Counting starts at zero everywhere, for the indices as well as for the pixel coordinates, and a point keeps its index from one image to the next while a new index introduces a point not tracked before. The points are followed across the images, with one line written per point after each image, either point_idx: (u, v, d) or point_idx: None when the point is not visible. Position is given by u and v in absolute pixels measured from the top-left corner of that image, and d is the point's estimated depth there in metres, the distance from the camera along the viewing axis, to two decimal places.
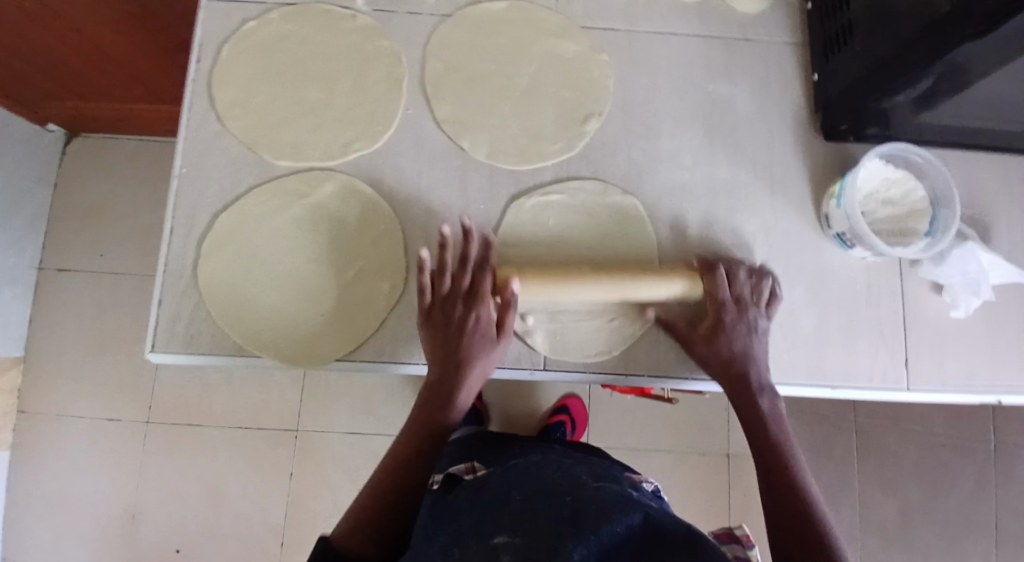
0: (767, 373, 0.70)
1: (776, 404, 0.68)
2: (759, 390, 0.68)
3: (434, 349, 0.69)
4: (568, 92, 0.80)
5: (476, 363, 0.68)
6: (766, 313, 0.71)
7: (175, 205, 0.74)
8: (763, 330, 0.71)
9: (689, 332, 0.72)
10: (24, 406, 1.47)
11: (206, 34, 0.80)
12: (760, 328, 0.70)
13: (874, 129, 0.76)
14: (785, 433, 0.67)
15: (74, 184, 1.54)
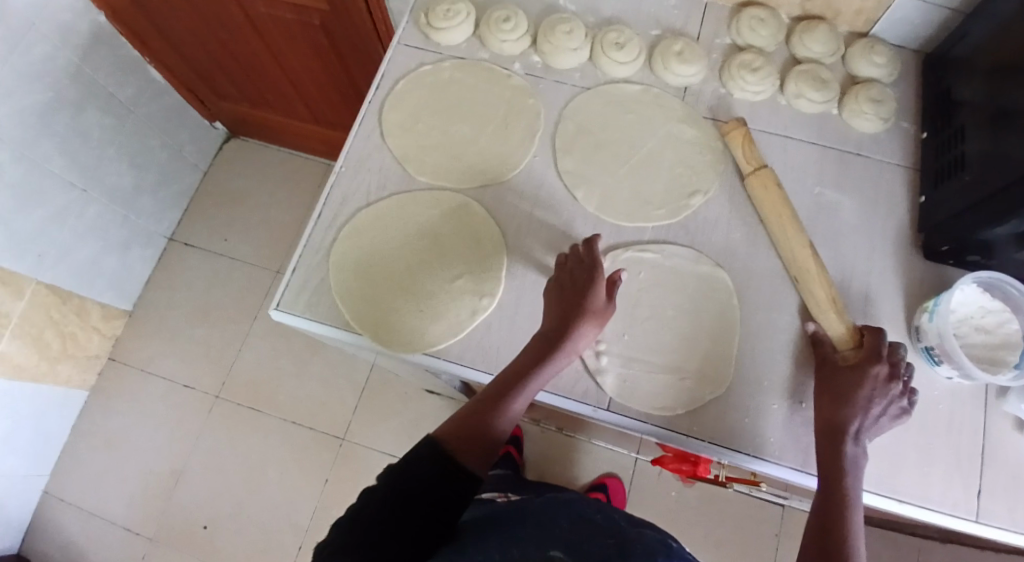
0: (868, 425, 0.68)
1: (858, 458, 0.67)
2: (851, 438, 0.67)
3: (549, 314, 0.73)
4: (683, 170, 0.88)
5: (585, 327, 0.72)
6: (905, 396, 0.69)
7: (327, 194, 0.87)
8: (892, 400, 0.68)
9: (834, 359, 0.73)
10: (116, 355, 1.62)
11: (386, 66, 0.94)
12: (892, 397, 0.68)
13: (975, 256, 0.78)
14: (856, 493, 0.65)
15: (221, 174, 1.76)
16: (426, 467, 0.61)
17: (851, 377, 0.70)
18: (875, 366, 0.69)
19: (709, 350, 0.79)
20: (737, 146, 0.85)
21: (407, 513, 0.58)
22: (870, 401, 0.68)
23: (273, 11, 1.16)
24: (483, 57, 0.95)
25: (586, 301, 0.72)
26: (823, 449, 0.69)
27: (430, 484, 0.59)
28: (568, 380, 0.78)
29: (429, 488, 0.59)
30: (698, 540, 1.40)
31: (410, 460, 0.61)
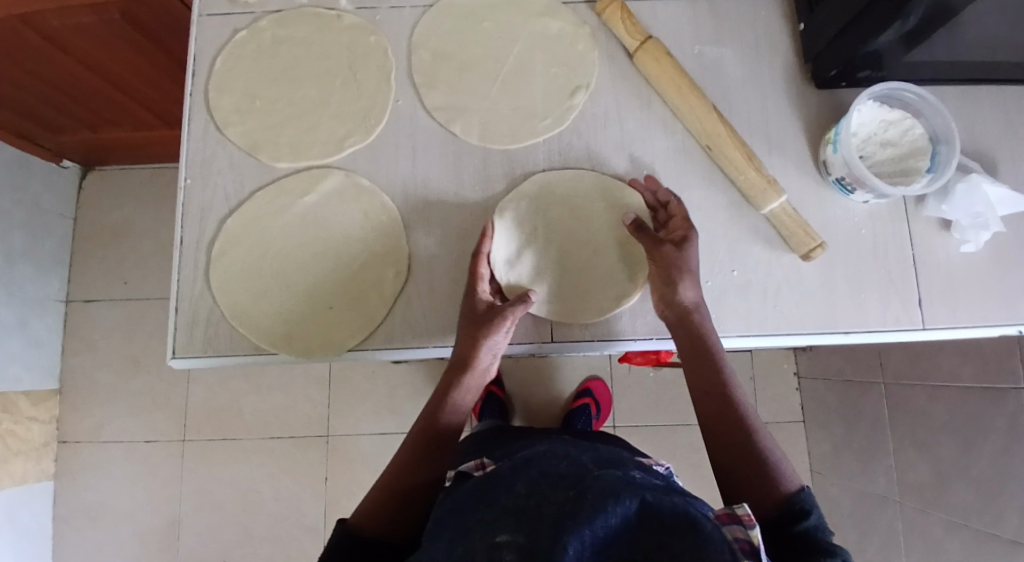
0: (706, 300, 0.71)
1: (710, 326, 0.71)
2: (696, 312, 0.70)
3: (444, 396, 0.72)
4: (556, 68, 0.81)
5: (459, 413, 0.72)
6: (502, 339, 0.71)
7: (183, 213, 0.77)
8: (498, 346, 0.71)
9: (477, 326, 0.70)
10: (63, 435, 1.50)
11: (197, 47, 0.82)
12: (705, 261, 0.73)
13: (865, 72, 0.75)
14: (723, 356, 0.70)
15: (93, 214, 1.58)
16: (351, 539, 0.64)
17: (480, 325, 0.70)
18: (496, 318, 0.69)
19: (630, 244, 0.76)
20: (616, 23, 0.79)
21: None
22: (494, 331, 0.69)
23: (67, 21, 0.99)
24: (304, 3, 0.83)
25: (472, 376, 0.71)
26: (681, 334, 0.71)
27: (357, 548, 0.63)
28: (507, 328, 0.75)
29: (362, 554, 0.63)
30: (687, 410, 1.49)
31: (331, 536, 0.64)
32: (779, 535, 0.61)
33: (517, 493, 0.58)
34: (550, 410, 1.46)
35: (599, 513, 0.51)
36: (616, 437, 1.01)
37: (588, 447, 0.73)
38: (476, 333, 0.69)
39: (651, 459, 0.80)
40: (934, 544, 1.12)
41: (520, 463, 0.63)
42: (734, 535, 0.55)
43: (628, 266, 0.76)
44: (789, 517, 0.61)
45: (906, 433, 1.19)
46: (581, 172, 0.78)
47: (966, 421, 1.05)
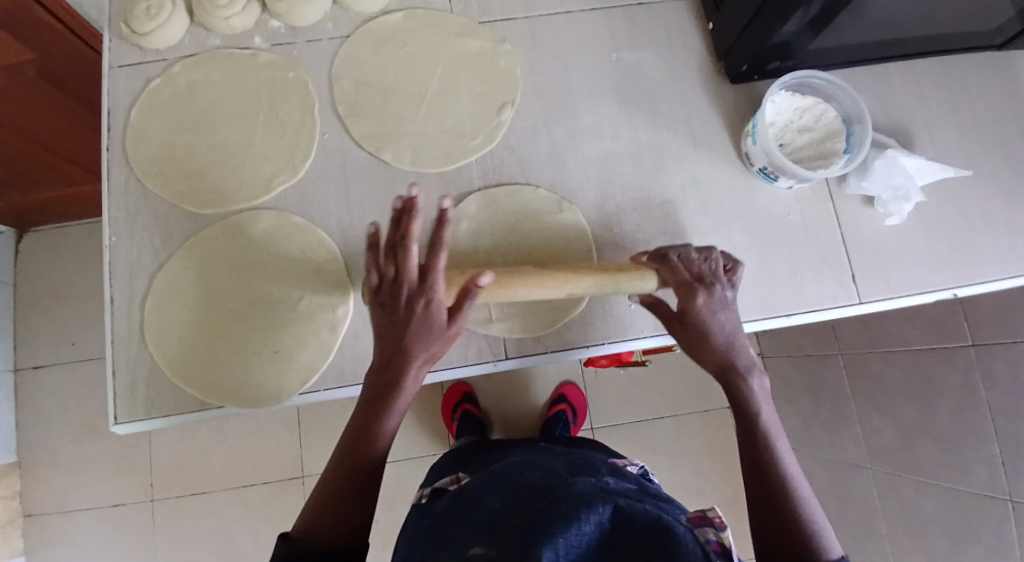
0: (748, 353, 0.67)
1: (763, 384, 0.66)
2: (746, 373, 0.66)
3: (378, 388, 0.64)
4: (480, 86, 0.81)
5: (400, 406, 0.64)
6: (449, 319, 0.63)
7: (110, 273, 0.75)
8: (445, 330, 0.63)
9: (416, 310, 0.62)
10: (27, 510, 1.43)
11: (109, 100, 0.79)
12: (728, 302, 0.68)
13: (775, 64, 0.77)
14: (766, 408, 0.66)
15: (35, 277, 1.52)
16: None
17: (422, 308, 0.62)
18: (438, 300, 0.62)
19: (572, 252, 0.76)
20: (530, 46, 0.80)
21: None
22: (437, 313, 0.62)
23: None
24: (217, 46, 0.82)
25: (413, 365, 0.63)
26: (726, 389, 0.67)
27: None
28: (457, 349, 0.74)
29: None
30: (660, 402, 1.50)
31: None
32: None
33: (492, 508, 0.58)
34: (526, 420, 1.45)
35: (571, 523, 0.51)
36: (590, 438, 1.01)
37: (562, 453, 0.74)
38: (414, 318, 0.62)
39: (624, 459, 0.81)
40: (908, 506, 1.14)
41: (494, 477, 0.64)
42: (706, 537, 0.58)
43: None
44: None
45: (868, 400, 1.21)
46: (518, 187, 0.78)
47: (923, 384, 1.08)
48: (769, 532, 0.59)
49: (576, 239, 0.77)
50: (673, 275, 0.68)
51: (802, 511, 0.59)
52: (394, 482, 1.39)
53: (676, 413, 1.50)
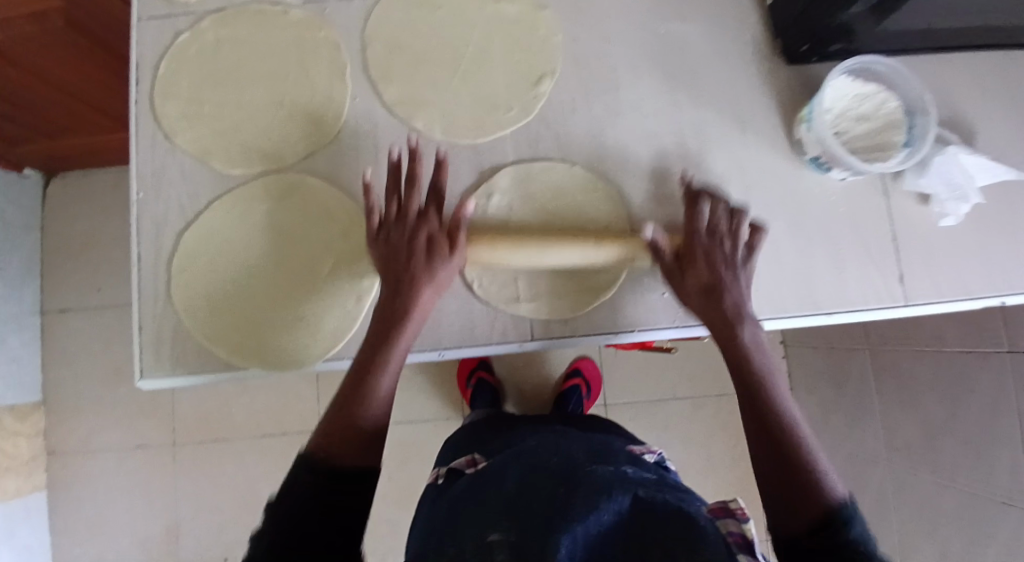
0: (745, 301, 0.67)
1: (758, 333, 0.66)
2: (744, 318, 0.66)
3: (384, 314, 0.66)
4: (518, 55, 0.77)
5: (405, 333, 0.65)
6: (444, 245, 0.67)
7: (137, 230, 0.74)
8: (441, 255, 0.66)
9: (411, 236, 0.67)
10: (52, 448, 1.48)
11: (137, 53, 0.77)
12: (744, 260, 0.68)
13: (837, 46, 0.72)
14: (764, 357, 0.66)
15: (61, 222, 1.53)
16: (303, 489, 0.57)
17: (417, 234, 0.67)
18: (429, 226, 0.67)
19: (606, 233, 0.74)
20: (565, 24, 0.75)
21: (319, 530, 0.55)
22: (432, 238, 0.67)
23: (8, 31, 0.94)
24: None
25: (415, 289, 0.65)
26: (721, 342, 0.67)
27: (313, 506, 0.56)
28: (482, 327, 0.72)
29: (318, 515, 0.56)
30: (677, 382, 1.49)
31: (279, 499, 0.57)
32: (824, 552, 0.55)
33: (508, 489, 0.57)
34: (541, 393, 1.46)
35: (591, 510, 0.51)
36: (605, 419, 1.01)
37: (581, 438, 0.73)
38: (411, 242, 0.66)
39: (643, 448, 0.80)
40: (924, 504, 1.13)
41: (512, 457, 0.64)
42: (727, 529, 0.56)
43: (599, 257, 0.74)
44: (832, 528, 0.55)
45: (893, 395, 1.19)
46: (555, 162, 0.75)
47: (954, 384, 1.05)
48: (770, 475, 0.60)
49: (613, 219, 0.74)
50: (697, 220, 0.69)
51: (806, 452, 0.60)
52: (407, 445, 1.40)
53: (693, 394, 1.49)
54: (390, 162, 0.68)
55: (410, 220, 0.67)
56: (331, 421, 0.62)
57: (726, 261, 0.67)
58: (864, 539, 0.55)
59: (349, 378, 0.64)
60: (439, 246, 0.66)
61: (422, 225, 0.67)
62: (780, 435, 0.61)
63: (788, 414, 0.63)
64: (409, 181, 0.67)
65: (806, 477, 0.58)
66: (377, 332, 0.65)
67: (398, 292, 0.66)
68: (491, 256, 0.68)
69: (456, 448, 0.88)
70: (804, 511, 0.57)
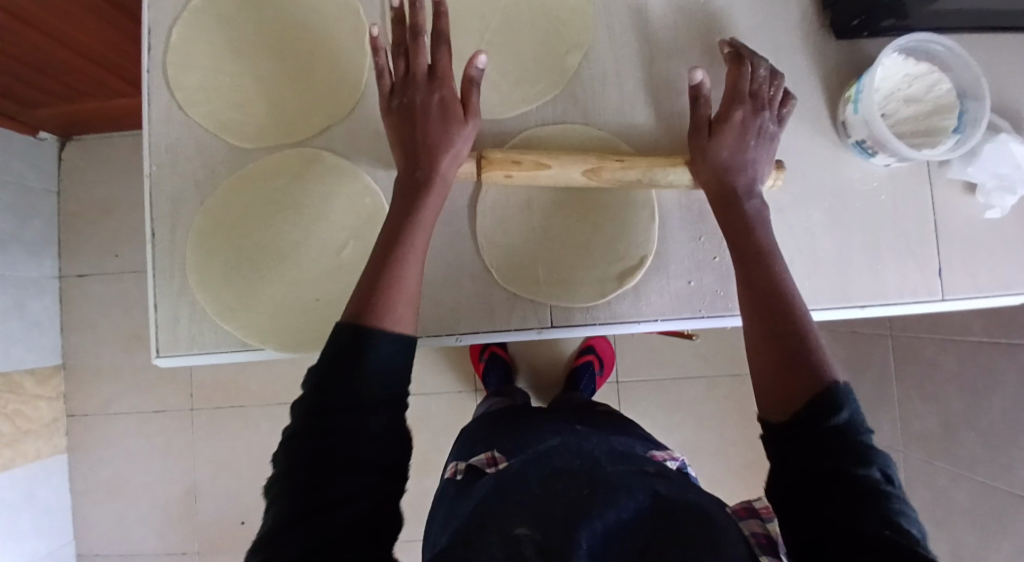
0: (756, 176, 0.66)
1: (761, 205, 0.65)
2: (745, 195, 0.65)
3: (404, 183, 0.63)
4: (547, 26, 0.74)
5: (428, 201, 0.63)
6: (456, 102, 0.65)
7: (152, 204, 0.72)
8: (455, 112, 0.64)
9: (425, 100, 0.64)
10: (72, 410, 1.50)
11: (150, 16, 0.74)
12: (764, 128, 0.66)
13: (889, 21, 0.68)
14: (764, 231, 0.64)
15: (77, 186, 1.52)
16: (347, 350, 0.53)
17: (430, 96, 0.64)
18: (443, 89, 0.64)
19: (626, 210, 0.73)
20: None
21: (354, 402, 0.51)
22: (446, 100, 0.64)
23: None
24: None
25: (432, 152, 0.64)
26: (721, 215, 0.65)
27: (349, 371, 0.52)
28: (502, 311, 0.71)
29: (357, 381, 0.52)
30: (692, 362, 1.48)
31: (317, 369, 0.53)
32: (809, 437, 0.51)
33: (530, 482, 0.57)
34: (554, 369, 1.45)
35: (611, 507, 0.52)
36: (608, 409, 0.99)
37: (599, 439, 0.72)
38: (424, 103, 0.64)
39: (664, 453, 0.78)
40: (939, 493, 1.12)
41: (533, 454, 0.63)
42: (751, 529, 0.54)
43: (620, 240, 0.72)
44: (819, 412, 0.51)
45: (913, 384, 1.17)
46: (584, 139, 0.72)
47: (979, 376, 1.02)
48: (764, 349, 0.57)
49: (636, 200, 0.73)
50: (736, 82, 0.67)
51: (807, 328, 0.57)
52: (420, 417, 1.41)
53: (708, 374, 1.48)
54: (394, 12, 0.64)
55: (421, 81, 0.64)
56: (365, 283, 0.58)
57: (755, 129, 0.66)
58: (855, 422, 0.51)
59: (379, 246, 0.61)
60: (451, 108, 0.64)
61: (435, 86, 0.64)
62: (784, 308, 0.58)
63: (787, 285, 0.60)
64: (414, 32, 0.63)
65: (804, 346, 0.55)
66: (397, 203, 0.63)
67: (416, 160, 0.64)
68: (498, 158, 0.67)
69: (469, 444, 0.86)
70: (795, 390, 0.53)
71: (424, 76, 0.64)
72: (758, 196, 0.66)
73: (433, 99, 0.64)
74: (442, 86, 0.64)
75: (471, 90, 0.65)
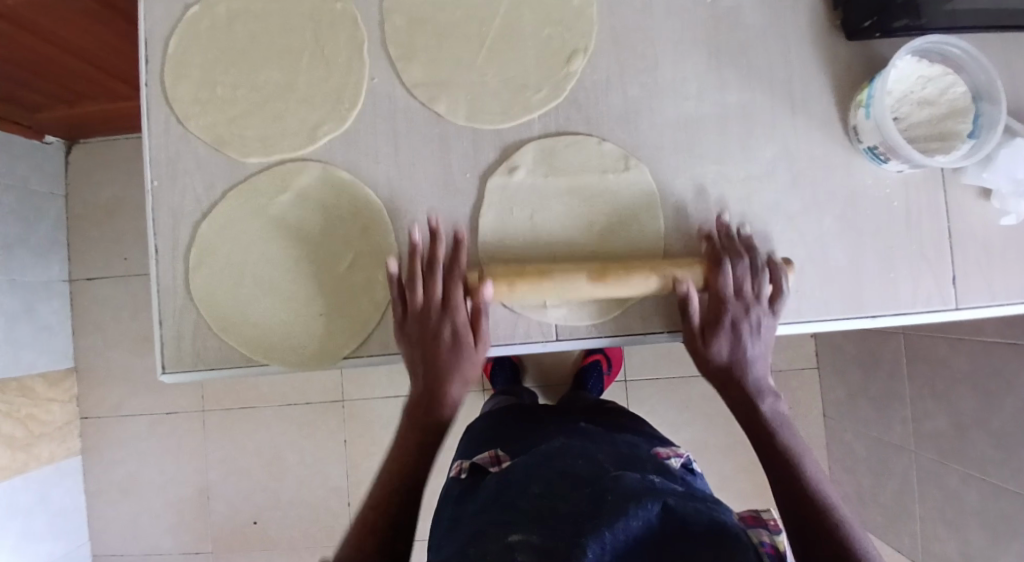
0: (765, 375, 0.67)
1: (777, 406, 0.67)
2: (759, 396, 0.66)
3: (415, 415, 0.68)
4: (549, 30, 0.72)
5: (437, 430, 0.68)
6: (466, 331, 0.66)
7: (154, 220, 0.72)
8: (466, 346, 0.66)
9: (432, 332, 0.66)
10: (84, 413, 1.52)
11: (148, 27, 0.74)
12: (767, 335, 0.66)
13: (903, 22, 0.66)
14: (784, 431, 0.66)
15: (84, 190, 1.52)
16: None
17: (439, 323, 0.66)
18: (452, 322, 0.66)
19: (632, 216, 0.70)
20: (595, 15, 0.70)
21: None
22: (456, 332, 0.66)
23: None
24: None
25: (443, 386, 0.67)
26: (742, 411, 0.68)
27: None
28: (507, 326, 0.70)
29: None
30: None
31: None
32: None
33: (533, 494, 0.56)
34: (562, 368, 1.44)
35: (622, 517, 0.50)
36: (616, 405, 0.99)
37: (603, 440, 0.72)
38: (433, 337, 0.66)
39: (669, 451, 0.78)
40: (951, 493, 1.10)
41: (534, 458, 0.63)
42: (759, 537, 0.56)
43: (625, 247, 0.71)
44: None
45: (925, 383, 1.15)
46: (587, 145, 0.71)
47: (992, 375, 1.00)
48: (797, 548, 0.61)
49: (643, 205, 0.70)
50: (720, 282, 0.64)
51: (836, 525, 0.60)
52: None
53: None
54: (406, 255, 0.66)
55: (430, 314, 0.66)
56: (367, 513, 0.66)
57: (750, 328, 0.65)
58: None
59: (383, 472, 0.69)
60: (460, 338, 0.66)
61: (444, 316, 0.66)
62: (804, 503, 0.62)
63: (808, 476, 0.64)
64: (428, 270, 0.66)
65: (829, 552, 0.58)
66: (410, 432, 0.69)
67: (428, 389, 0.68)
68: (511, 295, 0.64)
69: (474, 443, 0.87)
70: None
71: (434, 310, 0.66)
72: (771, 396, 0.67)
73: (441, 330, 0.66)
74: (450, 314, 0.66)
75: (481, 318, 0.66)
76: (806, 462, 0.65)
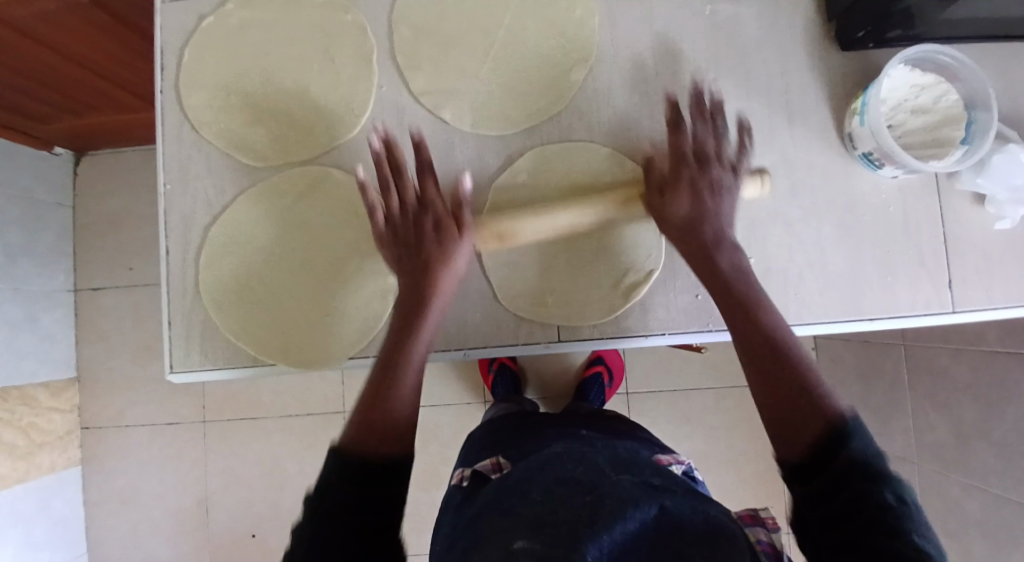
0: (727, 232, 0.65)
1: (736, 261, 0.63)
2: (718, 251, 0.63)
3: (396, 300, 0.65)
4: (552, 40, 0.74)
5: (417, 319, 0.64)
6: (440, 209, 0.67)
7: (165, 223, 0.74)
8: (439, 220, 0.66)
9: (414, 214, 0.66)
10: (86, 422, 1.52)
11: (162, 38, 0.76)
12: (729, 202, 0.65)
13: (896, 32, 0.68)
14: (748, 287, 0.61)
15: (90, 201, 1.54)
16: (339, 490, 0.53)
17: (417, 210, 0.66)
18: (431, 208, 0.66)
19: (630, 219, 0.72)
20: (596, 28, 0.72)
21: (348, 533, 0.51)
22: (434, 215, 0.66)
23: (33, 11, 0.93)
24: None
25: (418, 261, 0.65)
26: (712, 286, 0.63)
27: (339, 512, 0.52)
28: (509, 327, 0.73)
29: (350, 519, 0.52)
30: (703, 371, 1.47)
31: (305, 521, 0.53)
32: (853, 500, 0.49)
33: (534, 498, 0.55)
34: (563, 379, 1.44)
35: (617, 521, 0.50)
36: (611, 412, 0.99)
37: (605, 445, 0.72)
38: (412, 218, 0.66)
39: (668, 458, 0.78)
40: (954, 504, 1.10)
41: (535, 463, 0.62)
42: (756, 536, 0.56)
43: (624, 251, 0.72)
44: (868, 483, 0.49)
45: (926, 393, 1.15)
46: (588, 153, 0.73)
47: (994, 384, 1.00)
48: (780, 419, 0.55)
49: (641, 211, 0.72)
50: (682, 143, 0.65)
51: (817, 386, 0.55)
52: (429, 428, 1.41)
53: (719, 383, 1.46)
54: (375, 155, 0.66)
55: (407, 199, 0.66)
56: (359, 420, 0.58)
57: (713, 186, 0.65)
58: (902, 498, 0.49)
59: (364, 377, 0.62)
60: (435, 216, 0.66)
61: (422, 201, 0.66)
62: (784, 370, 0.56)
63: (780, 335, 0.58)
64: (396, 169, 0.65)
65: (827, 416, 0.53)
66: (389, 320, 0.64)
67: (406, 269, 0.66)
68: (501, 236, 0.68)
69: (476, 450, 0.87)
70: (804, 433, 0.53)
71: (411, 194, 0.66)
72: (731, 252, 0.63)
73: (419, 209, 0.66)
74: (431, 198, 0.66)
75: (462, 206, 0.67)
76: (779, 328, 0.59)
